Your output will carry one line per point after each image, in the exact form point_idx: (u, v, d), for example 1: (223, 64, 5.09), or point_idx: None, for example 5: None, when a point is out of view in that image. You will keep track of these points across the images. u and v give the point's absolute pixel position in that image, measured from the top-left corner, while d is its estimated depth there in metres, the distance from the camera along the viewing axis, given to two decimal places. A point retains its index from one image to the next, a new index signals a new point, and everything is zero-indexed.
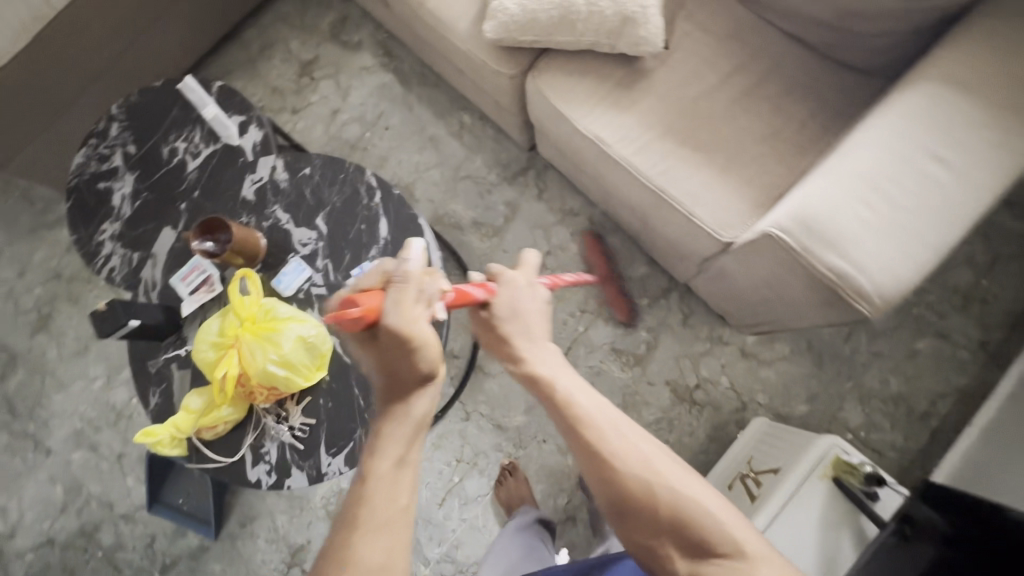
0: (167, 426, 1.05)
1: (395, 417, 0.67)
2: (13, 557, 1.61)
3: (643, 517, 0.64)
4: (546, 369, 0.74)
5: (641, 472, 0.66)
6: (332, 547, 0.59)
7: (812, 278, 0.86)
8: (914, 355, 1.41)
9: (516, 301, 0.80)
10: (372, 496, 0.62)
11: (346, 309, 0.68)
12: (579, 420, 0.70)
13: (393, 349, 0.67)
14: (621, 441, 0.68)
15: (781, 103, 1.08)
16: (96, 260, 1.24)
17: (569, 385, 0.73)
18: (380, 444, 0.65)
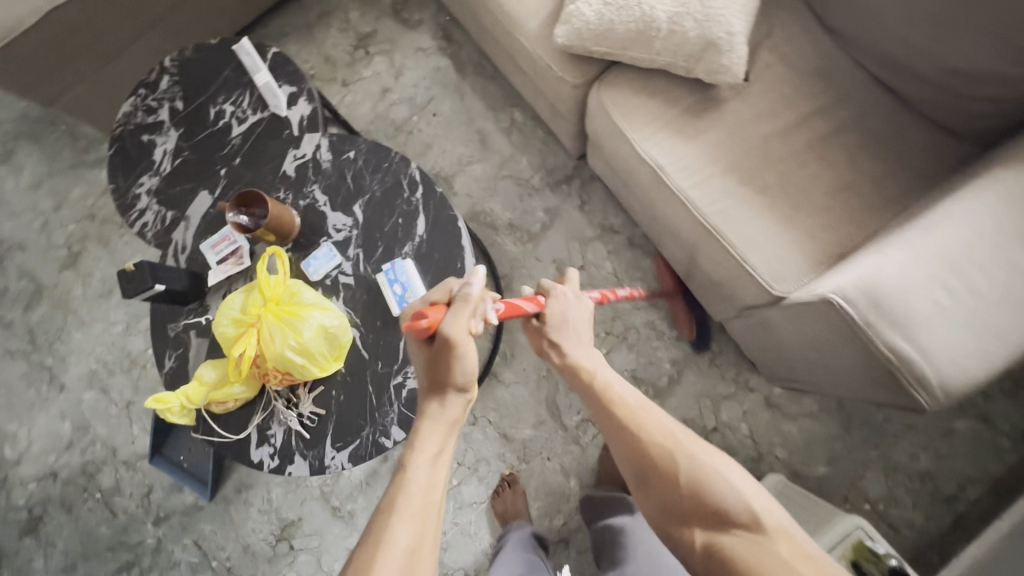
0: (178, 395, 1.04)
1: (435, 419, 0.79)
2: (17, 484, 1.65)
3: (664, 477, 0.81)
4: (588, 363, 0.94)
5: (666, 441, 0.84)
6: (372, 531, 0.67)
7: (868, 355, 0.80)
8: (950, 434, 1.34)
9: (567, 311, 0.98)
10: (411, 487, 0.71)
11: (414, 320, 0.79)
12: (614, 401, 0.90)
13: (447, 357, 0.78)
14: (649, 416, 0.88)
15: (860, 156, 1.01)
16: (131, 213, 1.23)
17: (607, 376, 0.93)
18: (419, 442, 0.76)
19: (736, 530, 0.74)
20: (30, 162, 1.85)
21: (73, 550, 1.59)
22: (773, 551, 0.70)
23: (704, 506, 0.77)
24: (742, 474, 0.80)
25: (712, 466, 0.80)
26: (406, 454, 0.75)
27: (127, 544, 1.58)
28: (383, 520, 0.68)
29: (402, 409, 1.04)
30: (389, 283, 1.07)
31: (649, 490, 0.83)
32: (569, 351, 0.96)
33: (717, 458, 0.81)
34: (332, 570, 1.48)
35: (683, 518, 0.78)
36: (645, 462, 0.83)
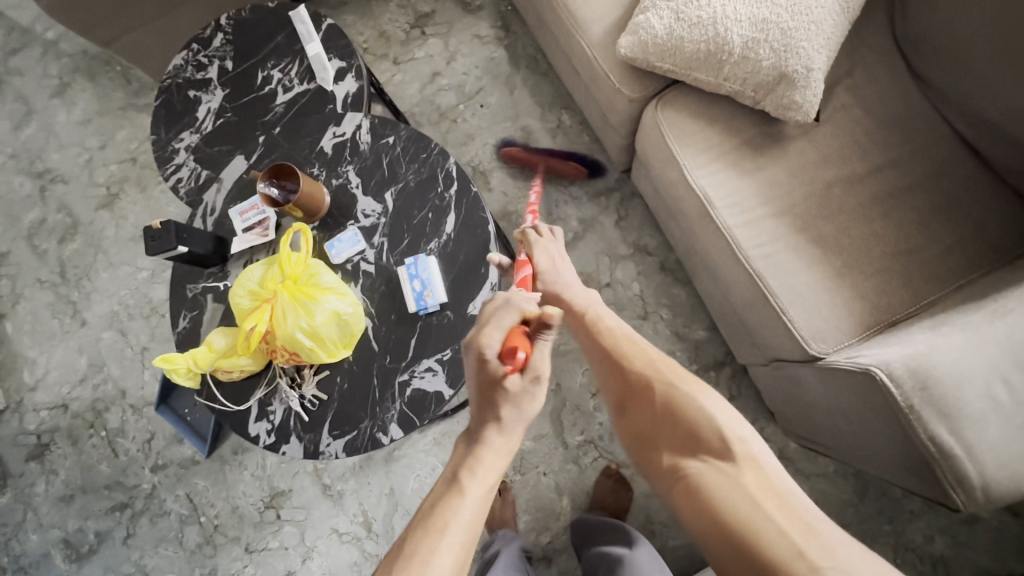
0: (186, 357, 1.04)
1: (495, 448, 0.78)
2: (30, 409, 1.70)
3: (641, 402, 0.91)
4: (581, 302, 1.08)
5: (650, 373, 0.92)
6: (418, 550, 0.69)
7: (907, 442, 0.73)
8: (972, 521, 1.26)
9: (555, 258, 1.12)
10: (459, 505, 0.73)
11: (516, 356, 0.76)
12: (606, 335, 1.02)
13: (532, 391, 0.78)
14: (634, 351, 0.97)
15: (929, 218, 0.93)
16: (167, 166, 1.23)
17: (598, 312, 1.06)
18: (478, 467, 0.76)
19: (704, 455, 0.77)
20: (83, 98, 1.88)
21: (73, 481, 1.64)
22: (738, 479, 0.72)
23: (679, 430, 0.82)
24: (718, 401, 0.83)
25: (687, 392, 0.85)
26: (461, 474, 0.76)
27: (123, 485, 1.61)
28: (425, 541, 0.70)
29: (403, 408, 1.02)
30: (409, 278, 1.04)
31: (628, 413, 0.92)
32: (563, 292, 1.09)
33: (693, 388, 0.86)
34: (313, 546, 1.49)
35: (659, 444, 0.84)
36: (630, 390, 0.93)
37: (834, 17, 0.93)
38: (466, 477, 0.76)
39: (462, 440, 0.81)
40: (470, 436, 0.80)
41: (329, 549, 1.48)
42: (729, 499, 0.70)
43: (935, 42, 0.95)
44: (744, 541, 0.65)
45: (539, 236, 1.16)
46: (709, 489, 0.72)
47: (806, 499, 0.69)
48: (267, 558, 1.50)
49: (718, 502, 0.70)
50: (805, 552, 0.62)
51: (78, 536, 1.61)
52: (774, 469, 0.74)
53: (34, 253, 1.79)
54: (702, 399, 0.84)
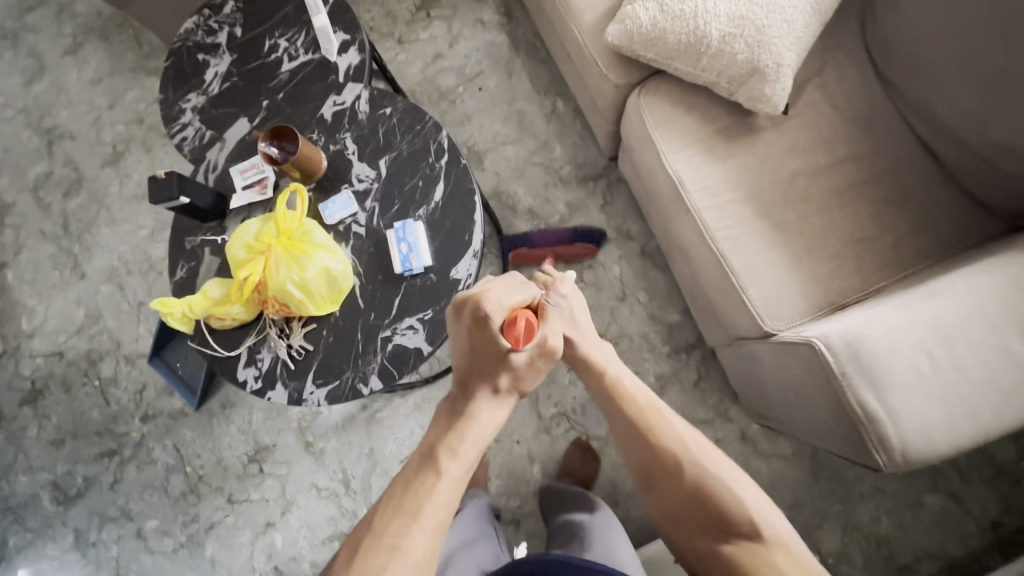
0: (182, 303, 1.09)
1: (483, 421, 0.93)
2: (27, 355, 1.76)
3: (668, 475, 0.94)
4: (600, 359, 1.05)
5: (678, 449, 0.95)
6: (387, 530, 0.78)
7: (840, 409, 0.80)
8: (917, 506, 1.34)
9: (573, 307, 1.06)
10: (437, 492, 0.83)
11: (521, 324, 0.90)
12: (626, 399, 1.01)
13: (541, 366, 0.97)
14: (660, 422, 0.98)
15: (883, 211, 1.00)
16: (174, 125, 1.29)
17: (620, 373, 1.05)
18: (459, 449, 0.89)
19: (736, 538, 0.84)
20: (94, 58, 1.93)
21: (65, 427, 1.70)
22: (771, 561, 0.80)
23: (707, 508, 0.89)
24: (746, 483, 0.91)
25: (717, 470, 0.91)
26: (445, 460, 0.87)
27: (113, 433, 1.67)
28: (397, 523, 0.79)
29: (384, 361, 1.09)
30: (397, 241, 1.10)
31: (658, 488, 0.95)
32: (580, 346, 1.05)
33: (721, 467, 0.92)
34: (293, 500, 1.56)
35: (690, 521, 0.90)
36: (656, 463, 0.96)
37: (806, 17, 1.00)
38: (445, 458, 0.88)
39: (445, 418, 0.94)
40: (455, 411, 0.94)
41: (308, 503, 1.55)
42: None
43: (899, 46, 1.02)
44: None
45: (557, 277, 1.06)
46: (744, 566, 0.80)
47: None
48: (248, 509, 1.57)
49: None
50: None
51: (66, 479, 1.67)
52: (802, 553, 0.82)
53: (39, 205, 1.85)
54: (730, 479, 0.90)
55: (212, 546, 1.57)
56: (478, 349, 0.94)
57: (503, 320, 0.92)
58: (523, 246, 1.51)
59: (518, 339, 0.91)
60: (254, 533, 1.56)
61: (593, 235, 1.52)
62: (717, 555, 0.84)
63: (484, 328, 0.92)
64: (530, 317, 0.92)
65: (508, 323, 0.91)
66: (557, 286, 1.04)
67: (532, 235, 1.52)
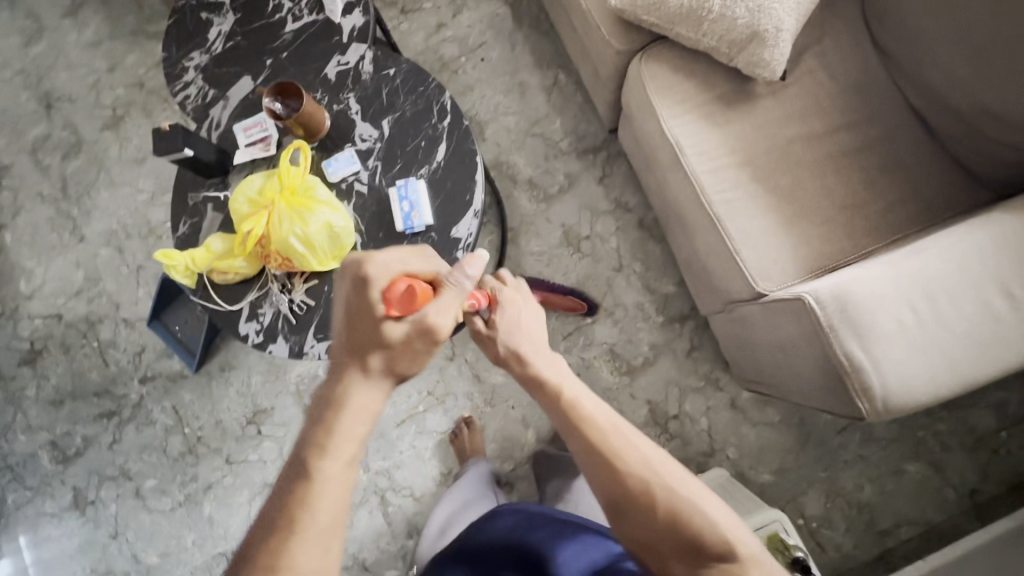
0: (184, 256, 1.11)
1: (353, 412, 0.72)
2: (25, 317, 1.77)
3: (635, 508, 0.69)
4: (553, 375, 0.81)
5: (642, 473, 0.70)
6: (265, 552, 0.63)
7: (826, 361, 0.83)
8: (899, 474, 1.38)
9: (524, 317, 0.87)
10: (315, 501, 0.66)
11: (399, 287, 0.75)
12: (582, 419, 0.76)
13: (421, 350, 0.75)
14: (622, 444, 0.73)
15: (874, 179, 1.02)
16: (176, 83, 1.29)
17: (576, 390, 0.80)
18: (332, 445, 0.69)
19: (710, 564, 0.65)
20: (94, 21, 1.92)
21: (64, 387, 1.71)
22: None
23: (683, 542, 0.66)
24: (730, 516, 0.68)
25: (694, 497, 0.69)
26: (313, 461, 0.68)
27: (112, 394, 1.69)
28: (281, 544, 0.64)
29: None
30: (399, 200, 1.12)
31: (622, 524, 0.70)
32: (530, 360, 0.83)
33: (693, 486, 0.70)
34: None
35: (663, 555, 0.67)
36: (620, 489, 0.70)
37: None
38: (321, 459, 0.69)
39: (318, 408, 0.74)
40: (326, 401, 0.73)
41: None
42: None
43: (895, 16, 1.04)
44: None
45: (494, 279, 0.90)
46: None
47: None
48: (245, 469, 1.60)
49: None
50: None
51: (65, 439, 1.69)
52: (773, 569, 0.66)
53: (38, 168, 1.85)
54: (710, 508, 0.68)
55: (209, 505, 1.60)
56: (353, 323, 0.76)
57: (384, 287, 0.76)
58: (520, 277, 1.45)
59: (403, 308, 0.75)
60: (252, 493, 1.58)
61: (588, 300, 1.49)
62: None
63: (360, 296, 0.76)
64: (413, 283, 0.75)
65: (386, 287, 0.76)
66: (465, 265, 0.79)
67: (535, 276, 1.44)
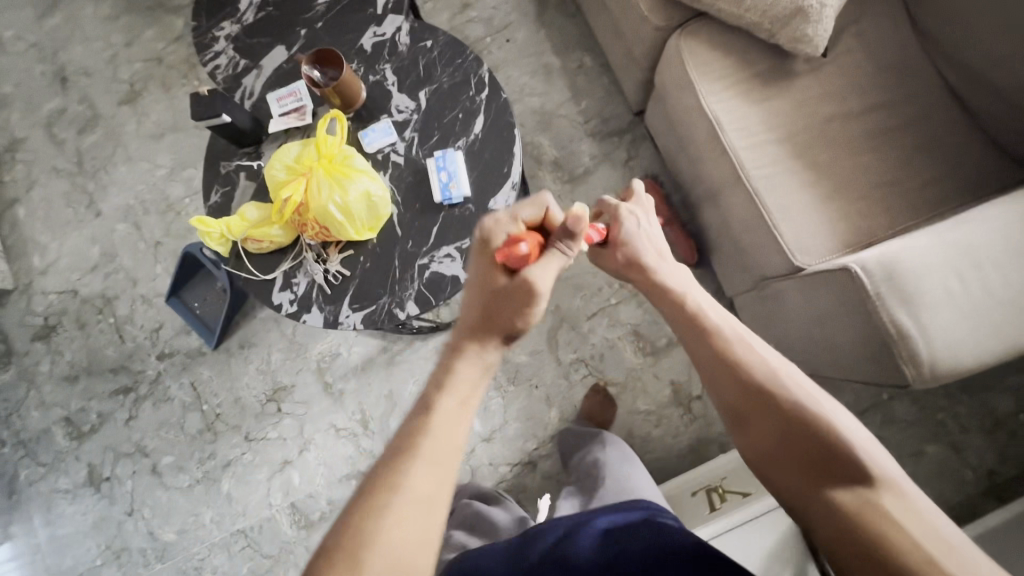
0: (220, 223, 1.10)
1: (474, 356, 0.74)
2: (39, 292, 1.75)
3: (762, 415, 0.76)
4: (682, 288, 0.91)
5: (767, 383, 0.77)
6: (384, 469, 0.63)
7: (872, 328, 0.84)
8: (918, 455, 1.39)
9: (643, 235, 0.95)
10: (436, 428, 0.67)
11: (520, 246, 0.77)
12: (711, 337, 0.84)
13: (522, 301, 0.75)
14: (751, 359, 0.80)
15: (913, 155, 1.04)
16: (206, 53, 1.28)
17: (701, 306, 0.88)
18: (450, 383, 0.71)
19: (836, 471, 0.68)
20: None
21: (79, 363, 1.69)
22: (876, 499, 0.64)
23: (802, 442, 0.72)
24: (860, 435, 0.71)
25: (813, 403, 0.74)
26: (436, 395, 0.70)
27: (129, 370, 1.67)
28: (400, 464, 0.64)
29: (421, 288, 1.10)
30: (437, 170, 1.11)
31: (750, 427, 0.77)
32: (657, 274, 0.92)
33: (818, 398, 0.74)
34: (311, 439, 1.58)
35: (788, 455, 0.72)
36: (749, 397, 0.77)
37: None
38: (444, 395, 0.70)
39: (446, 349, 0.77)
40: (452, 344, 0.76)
41: (326, 443, 1.57)
42: (892, 535, 0.61)
43: None
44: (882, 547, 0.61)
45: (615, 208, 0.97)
46: (860, 506, 0.64)
47: (970, 544, 0.60)
48: (265, 447, 1.59)
49: (873, 536, 0.62)
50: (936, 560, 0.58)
51: (80, 415, 1.67)
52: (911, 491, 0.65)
53: (53, 142, 1.83)
54: (830, 417, 0.72)
55: (228, 482, 1.59)
56: (479, 276, 0.80)
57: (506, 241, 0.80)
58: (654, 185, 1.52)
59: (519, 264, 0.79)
60: (271, 470, 1.58)
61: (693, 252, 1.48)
62: (818, 496, 0.67)
63: (485, 248, 0.81)
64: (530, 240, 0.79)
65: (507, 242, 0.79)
66: (572, 217, 0.79)
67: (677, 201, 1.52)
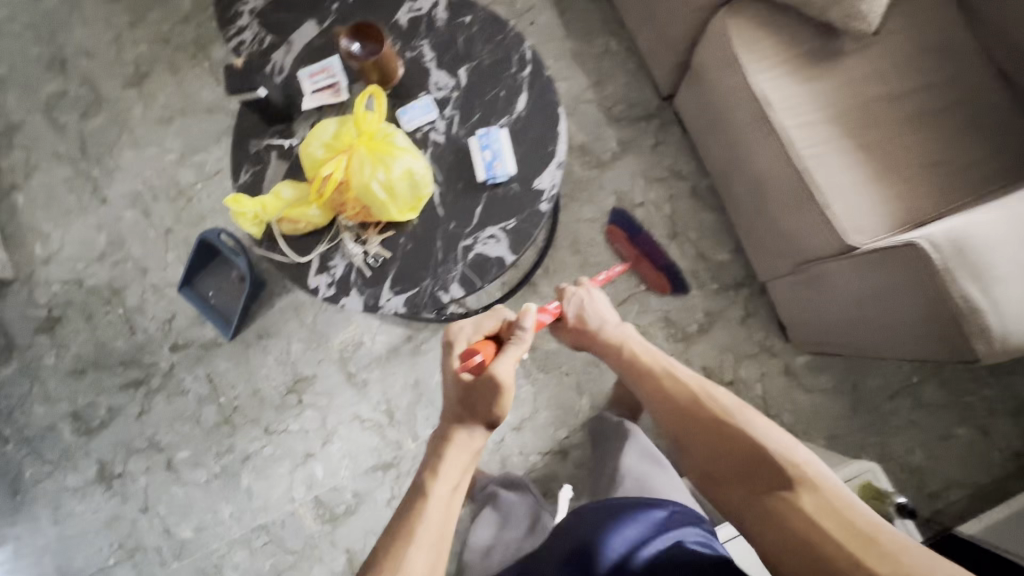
0: (255, 203, 1.06)
1: (461, 444, 0.90)
2: (41, 283, 1.67)
3: (699, 439, 0.89)
4: (620, 340, 1.09)
5: (695, 406, 0.92)
6: (392, 539, 0.77)
7: (939, 303, 0.86)
8: (947, 438, 1.40)
9: (601, 309, 1.13)
10: (429, 512, 0.80)
11: (475, 358, 0.95)
12: (658, 379, 1.00)
13: (489, 394, 0.91)
14: (682, 390, 0.96)
15: (962, 134, 1.04)
16: (230, 28, 1.23)
17: (636, 350, 1.06)
18: (442, 469, 0.85)
19: (761, 477, 0.77)
20: None
21: (86, 356, 1.62)
22: (789, 497, 0.72)
23: (732, 458, 0.83)
24: (782, 439, 0.82)
25: (734, 418, 0.87)
26: (428, 482, 0.84)
27: (140, 363, 1.61)
28: (403, 539, 0.77)
29: (465, 269, 1.08)
30: (480, 149, 1.08)
31: (693, 448, 0.90)
32: (609, 334, 1.10)
33: (741, 415, 0.88)
34: (334, 431, 1.53)
35: (723, 471, 0.83)
36: (687, 427, 0.91)
37: None
38: (434, 483, 0.84)
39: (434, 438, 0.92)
40: (439, 434, 0.92)
41: (350, 434, 1.53)
42: (809, 527, 0.68)
43: None
44: (807, 541, 0.67)
45: (565, 289, 1.15)
46: (779, 509, 0.72)
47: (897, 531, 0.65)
48: (286, 440, 1.54)
49: (796, 536, 0.68)
50: (845, 544, 0.65)
51: (88, 410, 1.60)
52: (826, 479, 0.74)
53: (54, 125, 1.74)
54: (752, 428, 0.85)
55: (247, 477, 1.53)
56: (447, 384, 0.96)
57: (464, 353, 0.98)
58: (617, 224, 1.42)
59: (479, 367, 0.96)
60: (293, 464, 1.53)
61: (675, 281, 1.44)
62: (755, 509, 0.75)
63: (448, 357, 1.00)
64: (483, 350, 0.97)
65: (466, 352, 0.98)
66: (519, 319, 1.00)
67: (642, 232, 1.38)
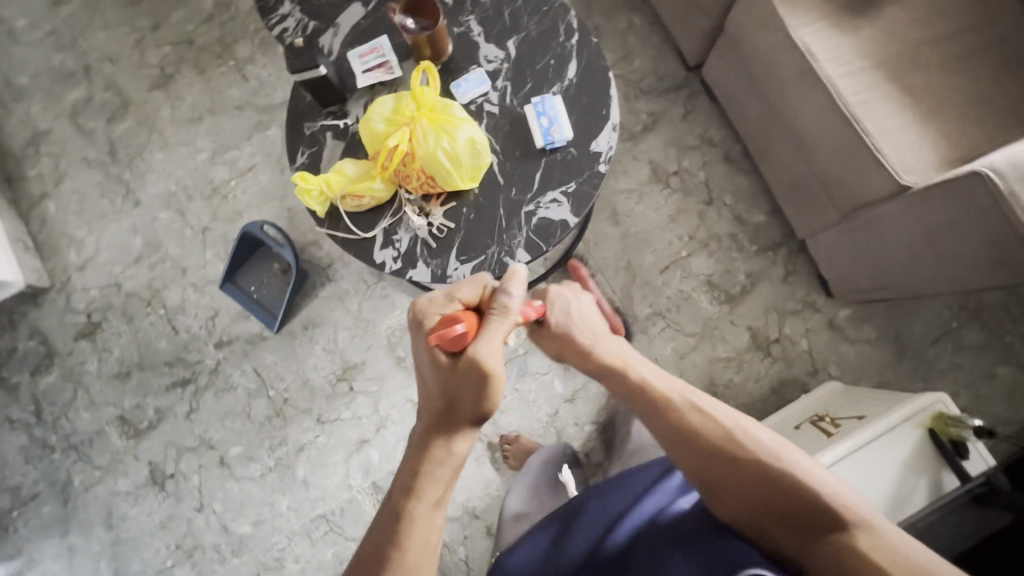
0: (319, 180, 1.08)
1: (443, 459, 0.80)
2: (78, 289, 1.66)
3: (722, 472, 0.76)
4: (619, 355, 0.95)
5: (723, 440, 0.78)
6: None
7: (1010, 227, 0.89)
8: (991, 377, 1.44)
9: (586, 316, 1.02)
10: (413, 538, 0.74)
11: (456, 328, 0.83)
12: (664, 400, 0.86)
13: (472, 381, 0.82)
14: (699, 412, 0.83)
15: (1003, 71, 1.08)
16: (272, 16, 1.23)
17: (638, 367, 0.93)
18: (421, 486, 0.78)
19: (812, 528, 0.69)
20: None
21: (129, 359, 1.61)
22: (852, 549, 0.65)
23: (768, 499, 0.72)
24: (823, 479, 0.72)
25: (768, 452, 0.76)
26: (405, 503, 0.76)
27: (185, 361, 1.60)
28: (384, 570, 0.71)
29: (529, 234, 1.09)
30: (537, 116, 1.10)
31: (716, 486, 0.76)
32: (592, 346, 0.97)
33: (773, 442, 0.77)
34: (388, 415, 1.54)
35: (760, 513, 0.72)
36: (708, 460, 0.78)
37: None
38: (415, 503, 0.77)
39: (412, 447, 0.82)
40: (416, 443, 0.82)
41: (404, 418, 1.53)
42: None
43: None
44: None
45: (550, 293, 1.04)
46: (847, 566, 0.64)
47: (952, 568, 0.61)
48: (339, 428, 1.54)
49: None
50: None
51: (135, 412, 1.59)
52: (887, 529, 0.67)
53: (81, 132, 1.74)
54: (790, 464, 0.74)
55: (303, 467, 1.53)
56: (424, 365, 0.86)
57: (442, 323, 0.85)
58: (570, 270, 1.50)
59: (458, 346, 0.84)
60: (348, 451, 1.53)
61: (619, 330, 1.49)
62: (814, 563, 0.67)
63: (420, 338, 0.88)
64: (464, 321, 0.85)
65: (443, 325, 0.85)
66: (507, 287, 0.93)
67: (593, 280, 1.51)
